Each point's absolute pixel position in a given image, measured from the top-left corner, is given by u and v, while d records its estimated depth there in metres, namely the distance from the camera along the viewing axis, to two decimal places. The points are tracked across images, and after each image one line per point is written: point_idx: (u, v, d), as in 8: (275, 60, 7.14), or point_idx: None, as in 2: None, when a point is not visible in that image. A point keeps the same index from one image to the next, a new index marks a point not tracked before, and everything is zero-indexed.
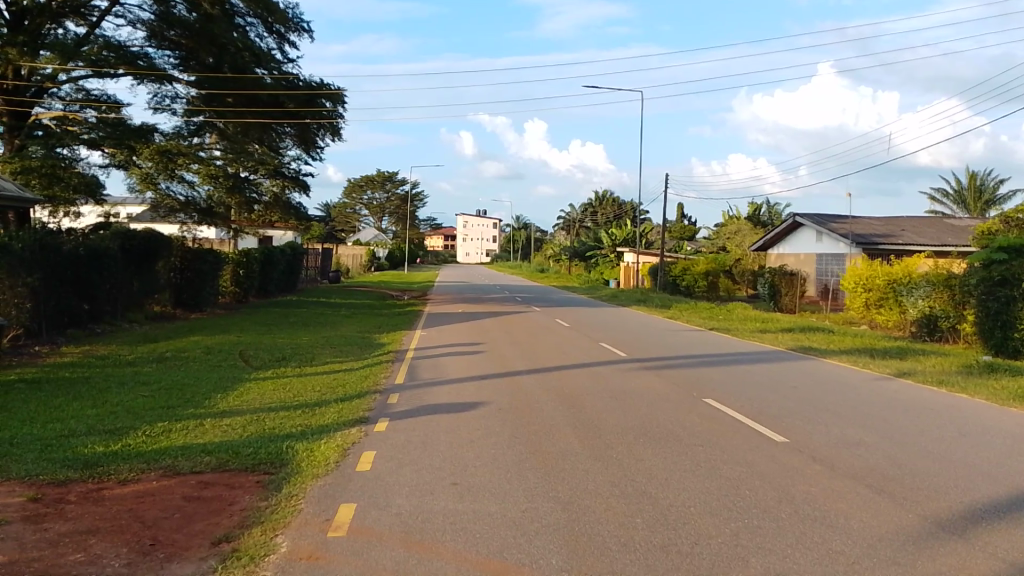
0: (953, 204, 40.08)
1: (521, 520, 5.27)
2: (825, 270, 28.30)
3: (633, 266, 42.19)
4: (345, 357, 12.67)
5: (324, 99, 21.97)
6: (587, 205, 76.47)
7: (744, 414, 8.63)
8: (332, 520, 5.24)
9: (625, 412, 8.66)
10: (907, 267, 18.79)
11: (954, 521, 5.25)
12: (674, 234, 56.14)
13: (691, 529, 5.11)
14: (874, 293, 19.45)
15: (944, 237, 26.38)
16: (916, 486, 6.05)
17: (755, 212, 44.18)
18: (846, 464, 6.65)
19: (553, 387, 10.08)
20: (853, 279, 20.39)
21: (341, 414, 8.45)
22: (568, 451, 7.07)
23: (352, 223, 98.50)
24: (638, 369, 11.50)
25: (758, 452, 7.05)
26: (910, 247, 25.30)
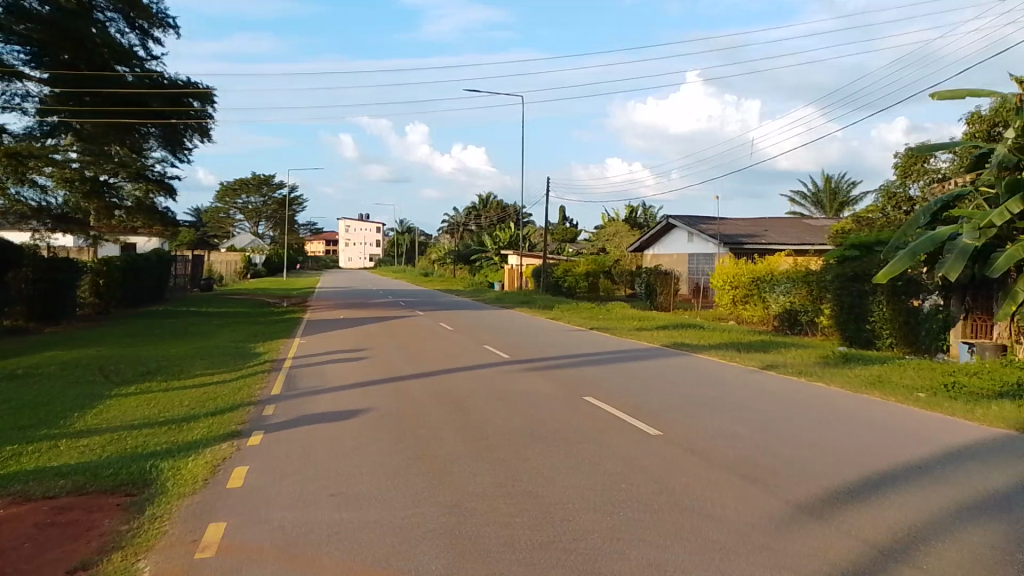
0: (811, 206, 42.84)
1: (403, 527, 5.23)
2: (697, 269, 29.71)
3: (516, 269, 42.80)
4: (217, 368, 12.12)
5: (192, 98, 21.11)
6: (471, 207, 76.82)
7: (623, 410, 8.93)
8: (202, 539, 5.01)
9: (508, 414, 8.77)
10: (770, 265, 20.05)
11: (813, 503, 5.62)
12: (556, 237, 57.19)
13: (571, 525, 5.23)
14: (740, 290, 20.65)
15: (802, 236, 28.27)
16: (780, 471, 6.45)
17: (632, 214, 45.79)
18: (716, 454, 7.01)
19: (436, 392, 10.06)
20: (722, 277, 21.59)
21: (212, 429, 8.09)
22: (451, 455, 7.08)
23: (225, 228, 94.55)
24: (521, 370, 11.67)
25: (635, 447, 7.28)
26: (772, 246, 26.94)
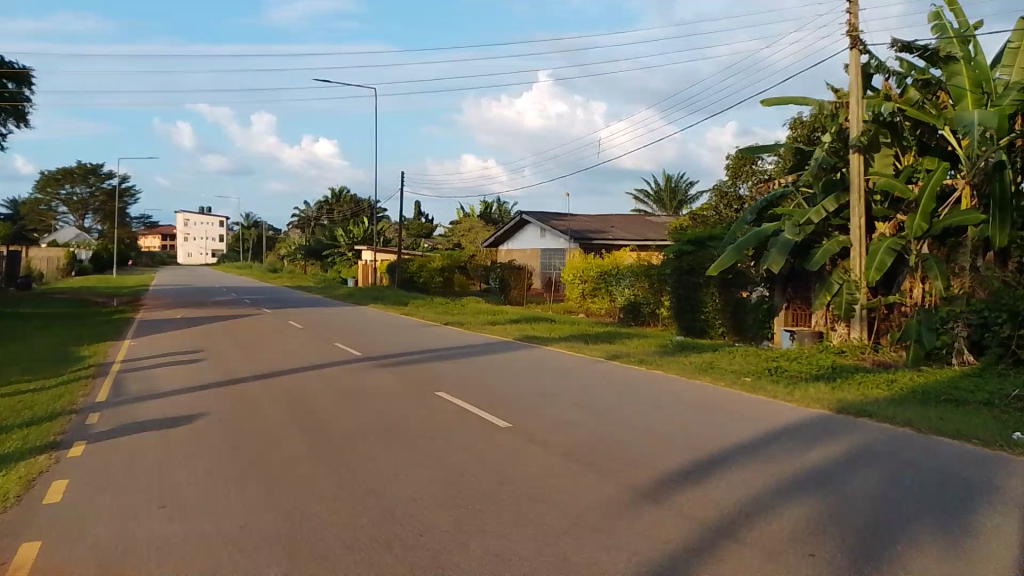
0: (653, 203, 45.13)
1: (239, 535, 4.99)
2: (548, 264, 30.51)
3: (370, 264, 42.10)
4: (33, 374, 11.06)
5: (4, 78, 18.96)
6: (323, 201, 74.72)
7: (472, 403, 9.00)
8: (7, 563, 4.55)
9: (356, 412, 8.60)
10: (615, 259, 20.93)
11: (647, 486, 5.91)
12: (411, 232, 56.79)
13: (415, 521, 5.21)
14: (588, 284, 21.41)
15: (645, 232, 29.73)
16: (619, 457, 6.74)
17: (486, 210, 46.29)
18: (560, 443, 7.22)
19: (281, 392, 9.70)
20: (571, 271, 22.28)
21: (25, 440, 7.37)
22: (294, 456, 6.85)
23: (48, 221, 86.44)
24: (371, 367, 11.49)
25: (483, 440, 7.36)
26: (618, 241, 28.14)
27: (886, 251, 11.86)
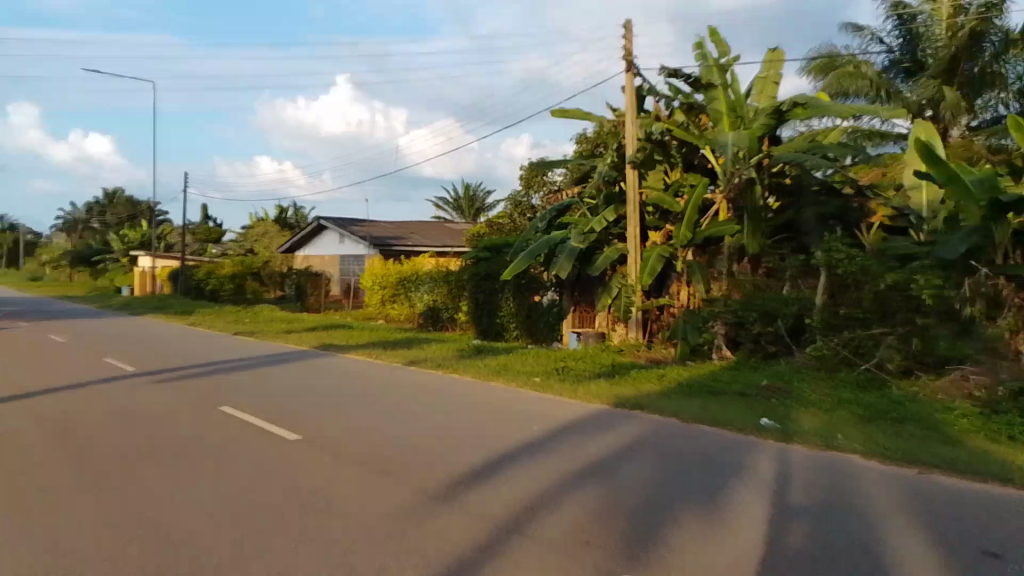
0: (453, 210, 45.88)
1: None
2: (347, 270, 29.98)
3: (151, 271, 38.88)
4: None
5: None
6: (95, 202, 67.88)
7: (262, 416, 8.66)
8: None
9: (130, 432, 7.95)
10: (414, 265, 21.07)
11: (438, 489, 6.04)
12: (199, 236, 53.21)
13: (193, 546, 4.93)
14: (387, 290, 21.35)
15: (444, 238, 30.17)
16: (412, 461, 6.82)
17: (281, 214, 44.52)
18: (353, 452, 7.16)
19: (39, 414, 8.72)
20: (371, 277, 22.10)
21: None
22: (54, 485, 6.20)
23: None
24: (149, 383, 10.67)
25: (271, 454, 7.11)
26: (417, 247, 28.31)
27: (656, 258, 12.94)
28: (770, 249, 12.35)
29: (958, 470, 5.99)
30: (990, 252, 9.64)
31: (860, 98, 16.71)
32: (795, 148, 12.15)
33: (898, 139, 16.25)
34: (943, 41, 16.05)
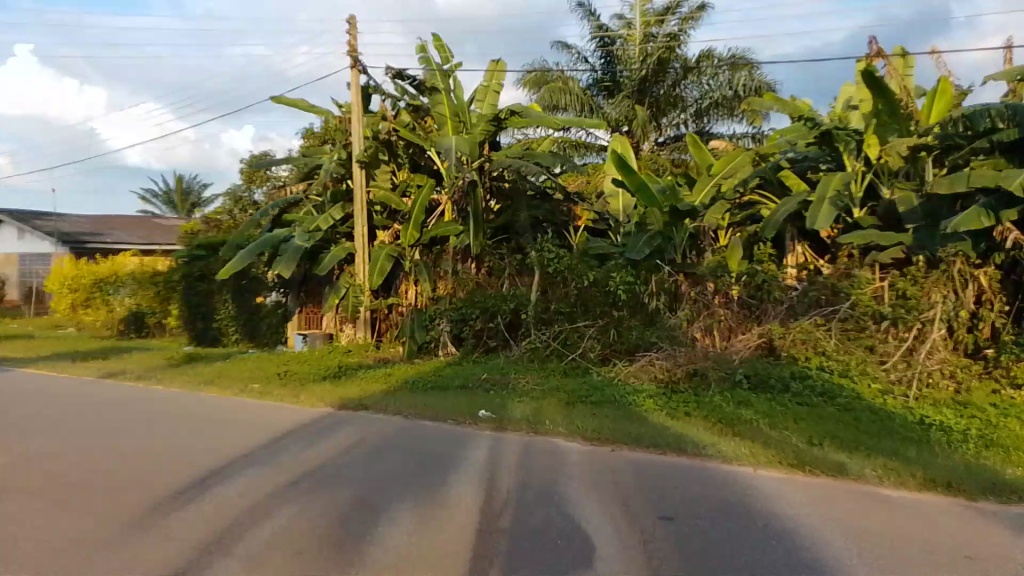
0: (162, 205, 41.90)
1: None
2: (28, 272, 25.97)
3: None
4: None
5: None
6: None
7: None
8: None
9: None
10: (114, 266, 18.89)
11: (137, 512, 5.38)
12: None
13: None
14: (80, 294, 18.88)
15: (152, 236, 27.42)
16: (104, 486, 6.01)
17: None
18: (29, 481, 6.14)
19: None
20: (59, 279, 19.35)
21: None
22: None
23: None
24: None
25: None
26: (118, 245, 25.39)
27: (384, 257, 12.94)
28: (490, 249, 12.93)
29: (644, 444, 6.75)
30: (671, 252, 11.14)
31: (568, 110, 18.17)
32: (512, 155, 12.83)
33: (600, 150, 17.97)
34: (636, 64, 18.06)
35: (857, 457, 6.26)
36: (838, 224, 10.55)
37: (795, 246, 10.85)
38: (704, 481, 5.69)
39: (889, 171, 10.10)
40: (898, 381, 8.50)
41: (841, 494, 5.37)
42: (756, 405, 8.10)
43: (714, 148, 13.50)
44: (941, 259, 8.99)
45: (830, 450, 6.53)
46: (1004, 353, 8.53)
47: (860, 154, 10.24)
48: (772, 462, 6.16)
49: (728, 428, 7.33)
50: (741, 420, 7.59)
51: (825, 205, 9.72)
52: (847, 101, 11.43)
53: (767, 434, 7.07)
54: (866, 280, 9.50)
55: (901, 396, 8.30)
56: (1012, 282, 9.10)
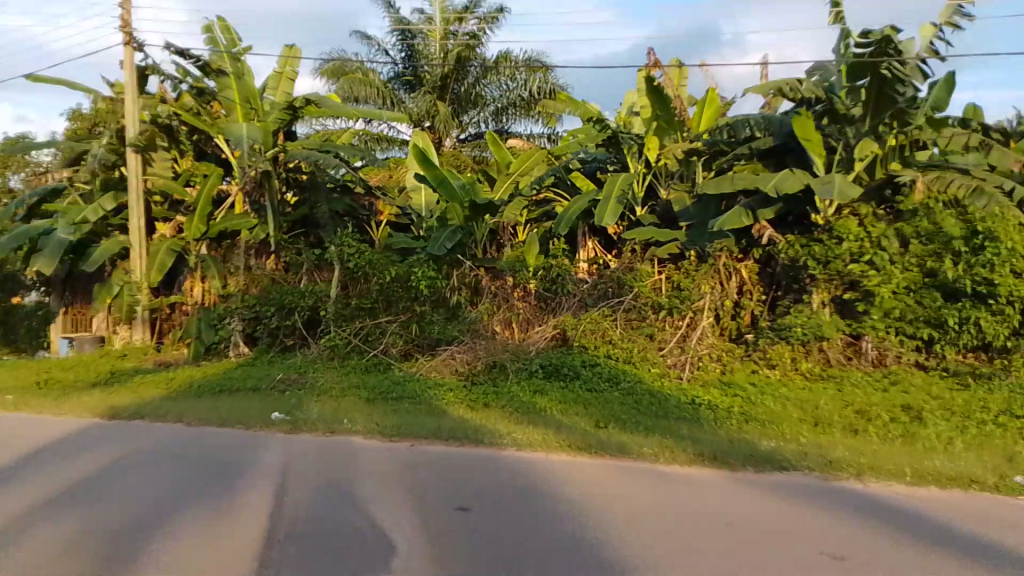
0: None
1: None
2: None
3: None
4: None
5: None
6: None
7: None
8: None
9: None
10: None
11: None
12: None
13: None
14: None
15: None
16: None
17: None
18: None
19: None
20: None
21: None
22: None
23: None
24: None
25: None
26: None
27: (166, 252, 12.00)
28: (286, 243, 12.37)
29: (441, 437, 6.79)
30: (471, 247, 11.36)
31: (369, 103, 17.76)
32: (309, 146, 12.37)
33: (402, 144, 17.83)
34: (438, 60, 18.09)
35: (637, 437, 6.74)
36: (624, 221, 11.26)
37: (588, 241, 11.32)
38: (498, 470, 5.85)
39: (666, 172, 11.00)
40: (675, 365, 9.27)
41: (623, 473, 5.74)
42: (550, 392, 8.47)
43: (512, 146, 13.86)
44: (709, 253, 10.06)
45: (614, 432, 6.94)
46: (759, 337, 9.58)
47: (641, 158, 10.96)
48: (562, 447, 6.45)
49: (523, 416, 7.58)
50: (536, 408, 7.88)
51: (612, 202, 10.28)
52: (631, 107, 12.17)
53: (559, 420, 7.41)
54: (646, 273, 10.19)
55: (677, 378, 9.06)
56: (766, 274, 10.21)
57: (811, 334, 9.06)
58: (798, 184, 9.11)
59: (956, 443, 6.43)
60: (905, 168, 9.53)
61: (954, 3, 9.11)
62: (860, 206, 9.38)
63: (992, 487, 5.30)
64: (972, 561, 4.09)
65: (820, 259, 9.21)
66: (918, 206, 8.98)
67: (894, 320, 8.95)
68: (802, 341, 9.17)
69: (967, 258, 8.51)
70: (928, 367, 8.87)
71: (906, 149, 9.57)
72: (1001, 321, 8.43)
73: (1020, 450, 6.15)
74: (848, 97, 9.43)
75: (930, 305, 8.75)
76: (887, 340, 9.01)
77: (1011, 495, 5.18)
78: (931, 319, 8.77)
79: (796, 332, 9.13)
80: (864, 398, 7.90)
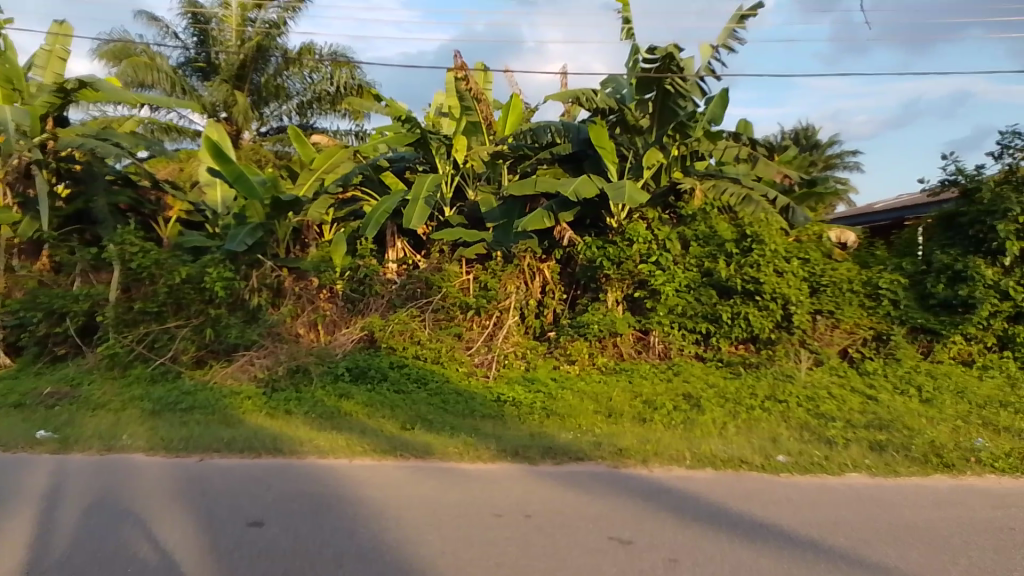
0: None
1: None
2: None
3: None
4: None
5: None
6: None
7: None
8: None
9: None
10: None
11: None
12: None
13: None
14: None
15: None
16: None
17: None
18: None
19: None
20: None
21: None
22: None
23: None
24: None
25: None
26: None
27: None
28: (56, 241, 11.10)
29: (235, 449, 6.40)
30: (272, 246, 10.85)
31: (156, 89, 16.43)
32: (84, 134, 11.19)
33: (196, 136, 16.75)
34: (234, 48, 17.15)
35: (442, 437, 6.78)
36: (432, 222, 11.14)
37: (396, 241, 11.04)
38: (297, 478, 5.63)
39: (473, 174, 11.16)
40: (481, 364, 9.46)
41: (426, 474, 5.75)
42: (355, 396, 8.29)
43: (315, 143, 13.44)
44: (514, 255, 10.30)
45: (418, 433, 6.94)
46: (560, 335, 10.00)
47: (450, 158, 10.97)
48: (365, 451, 6.32)
49: (326, 422, 7.34)
50: (339, 413, 7.68)
51: (420, 204, 10.21)
52: (439, 107, 12.19)
53: (364, 424, 7.27)
54: (453, 273, 10.19)
55: (483, 376, 9.25)
56: (566, 274, 10.67)
57: (607, 331, 9.62)
58: (593, 188, 9.63)
59: (728, 427, 7.09)
60: (685, 176, 10.43)
61: (727, 28, 10.05)
62: (649, 210, 10.09)
63: (758, 467, 5.90)
64: (739, 535, 4.52)
65: (614, 259, 9.80)
66: (697, 211, 9.94)
67: (677, 316, 9.73)
68: (598, 337, 9.68)
69: (738, 258, 9.47)
70: (705, 358, 9.67)
71: (687, 159, 10.45)
72: (766, 315, 9.34)
73: (780, 431, 6.91)
74: (638, 109, 10.11)
75: (707, 302, 9.62)
76: (671, 334, 9.73)
77: (773, 473, 5.79)
78: (708, 314, 9.62)
79: (592, 328, 9.63)
80: (652, 389, 8.51)
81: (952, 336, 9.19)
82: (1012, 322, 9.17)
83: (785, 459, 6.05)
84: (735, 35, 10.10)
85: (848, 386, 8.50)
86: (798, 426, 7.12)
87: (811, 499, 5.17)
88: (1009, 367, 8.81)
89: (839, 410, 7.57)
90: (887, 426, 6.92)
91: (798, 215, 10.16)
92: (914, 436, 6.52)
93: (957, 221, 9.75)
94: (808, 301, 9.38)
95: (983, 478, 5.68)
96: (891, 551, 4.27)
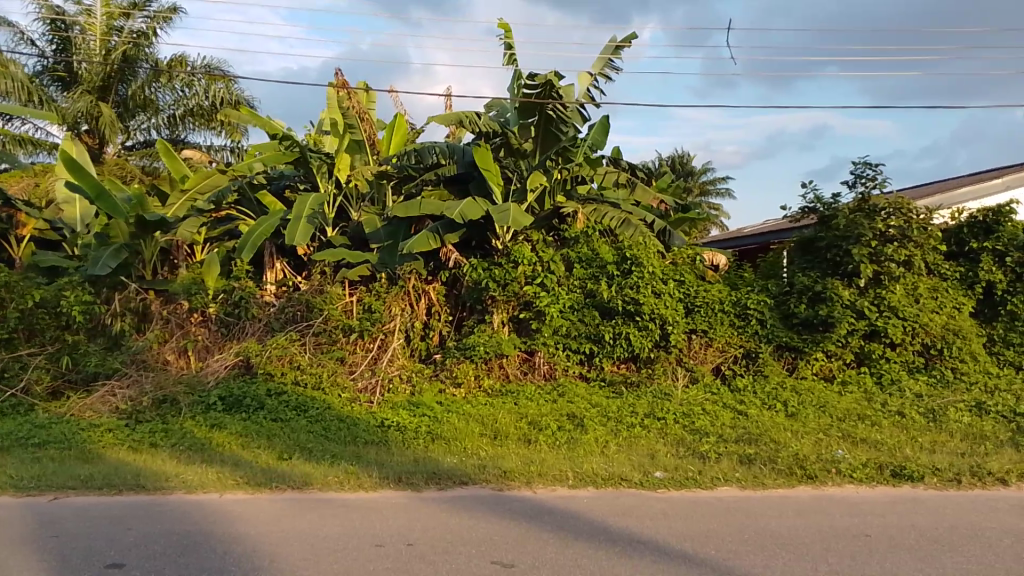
0: None
1: None
2: None
3: None
4: None
5: None
6: None
7: None
8: None
9: None
10: None
11: None
12: None
13: None
14: None
15: None
16: None
17: None
18: None
19: None
20: None
21: None
22: None
23: None
24: None
25: None
26: None
27: None
28: None
29: (94, 486, 5.93)
30: (137, 267, 10.26)
31: (10, 98, 15.17)
32: None
33: (53, 148, 15.65)
34: (98, 57, 16.18)
35: (322, 466, 6.53)
36: (314, 243, 10.79)
37: (275, 262, 10.63)
38: (160, 516, 5.26)
39: (356, 195, 10.96)
40: (365, 389, 9.22)
41: (304, 505, 5.51)
42: (228, 426, 7.88)
43: (188, 158, 12.85)
44: (399, 276, 10.16)
45: (296, 463, 6.66)
46: (445, 357, 9.91)
47: (332, 178, 10.74)
48: (238, 485, 6.00)
49: (196, 455, 6.93)
50: (209, 445, 7.26)
51: (302, 223, 9.89)
52: (321, 125, 11.93)
53: (238, 455, 6.91)
54: (336, 296, 9.92)
55: (366, 402, 9.02)
56: (453, 296, 10.57)
57: (493, 352, 9.63)
58: (479, 210, 9.66)
59: (609, 445, 7.23)
60: (568, 200, 10.68)
61: (604, 57, 10.41)
62: (532, 233, 10.23)
63: (637, 484, 6.03)
64: (616, 552, 4.57)
65: (499, 281, 9.83)
66: (579, 234, 10.16)
67: (562, 336, 9.87)
68: (485, 359, 9.66)
69: (619, 280, 9.77)
70: (589, 377, 9.85)
71: (569, 183, 10.70)
72: (645, 335, 9.64)
73: (658, 447, 7.11)
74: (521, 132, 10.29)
75: (591, 323, 9.82)
76: (556, 355, 9.85)
77: (651, 489, 5.93)
78: (592, 334, 9.83)
79: (479, 350, 9.60)
80: (537, 409, 8.57)
81: (814, 353, 9.77)
82: (867, 339, 9.86)
83: (662, 475, 6.22)
84: (612, 64, 10.47)
85: (722, 402, 8.86)
86: (675, 442, 7.35)
87: (687, 514, 5.32)
88: (865, 381, 9.45)
89: (712, 426, 7.89)
90: (756, 440, 7.25)
91: (674, 238, 10.80)
92: (781, 450, 6.87)
93: (816, 245, 10.46)
94: (683, 321, 9.77)
95: (842, 487, 6.05)
96: (759, 560, 4.43)
